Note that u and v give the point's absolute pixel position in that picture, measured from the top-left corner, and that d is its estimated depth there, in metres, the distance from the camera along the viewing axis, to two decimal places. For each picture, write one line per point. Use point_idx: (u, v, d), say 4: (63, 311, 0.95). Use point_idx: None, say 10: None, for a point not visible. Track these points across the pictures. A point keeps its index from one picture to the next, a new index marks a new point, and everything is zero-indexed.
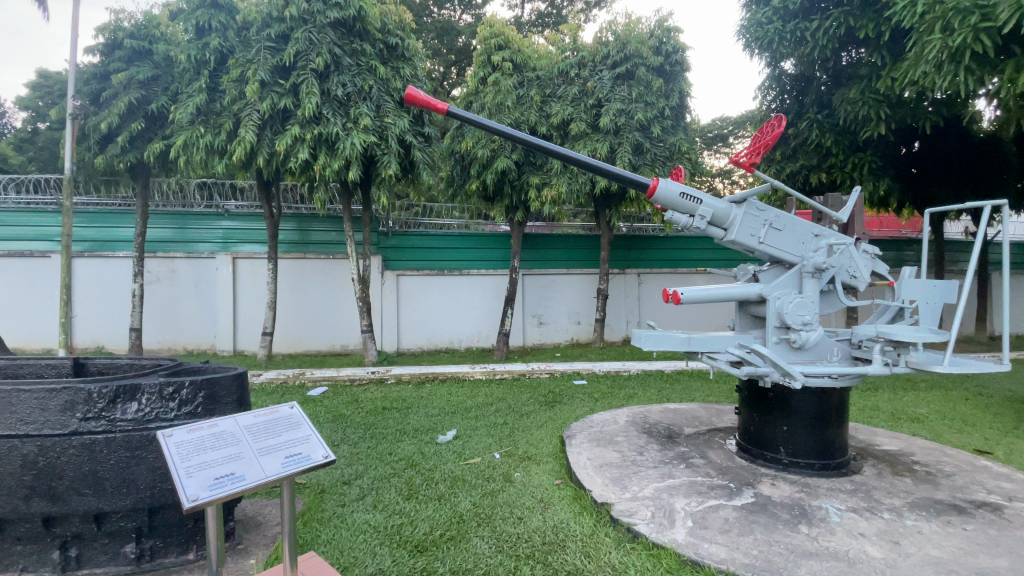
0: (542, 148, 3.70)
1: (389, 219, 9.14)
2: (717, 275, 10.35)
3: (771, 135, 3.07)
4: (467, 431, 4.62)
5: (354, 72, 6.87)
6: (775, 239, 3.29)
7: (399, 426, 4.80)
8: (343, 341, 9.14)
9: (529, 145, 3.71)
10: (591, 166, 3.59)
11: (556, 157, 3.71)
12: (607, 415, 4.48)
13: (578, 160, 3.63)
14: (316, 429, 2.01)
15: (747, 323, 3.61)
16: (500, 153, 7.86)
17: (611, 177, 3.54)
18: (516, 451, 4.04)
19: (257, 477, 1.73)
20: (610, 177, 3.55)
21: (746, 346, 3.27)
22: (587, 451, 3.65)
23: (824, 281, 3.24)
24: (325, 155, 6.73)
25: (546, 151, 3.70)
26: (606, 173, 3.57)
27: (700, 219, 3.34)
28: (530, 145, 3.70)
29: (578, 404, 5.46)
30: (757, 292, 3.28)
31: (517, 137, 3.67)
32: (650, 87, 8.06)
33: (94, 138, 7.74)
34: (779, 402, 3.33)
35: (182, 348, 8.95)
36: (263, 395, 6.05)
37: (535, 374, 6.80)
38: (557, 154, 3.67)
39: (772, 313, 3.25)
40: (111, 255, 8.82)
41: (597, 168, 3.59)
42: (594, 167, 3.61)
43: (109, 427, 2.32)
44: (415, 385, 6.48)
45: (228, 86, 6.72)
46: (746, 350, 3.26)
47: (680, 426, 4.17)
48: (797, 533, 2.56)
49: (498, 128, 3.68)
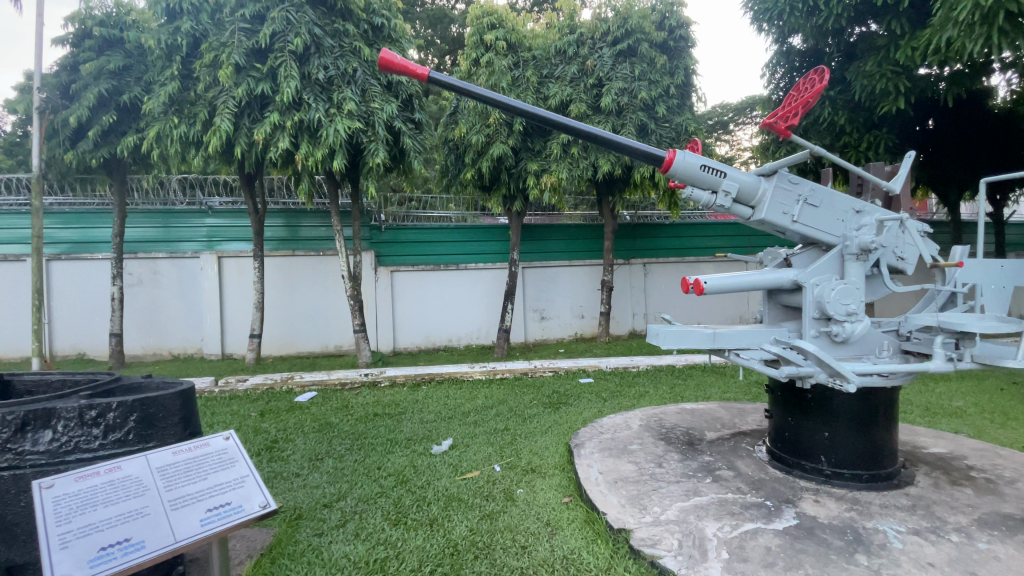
0: (535, 116, 3.17)
1: (381, 212, 8.71)
2: (726, 263, 9.90)
3: (814, 90, 2.43)
4: (464, 439, 4.19)
5: (336, 54, 6.40)
6: (810, 216, 2.87)
7: (391, 435, 4.38)
8: (335, 341, 8.72)
9: (519, 112, 3.19)
10: (588, 133, 3.04)
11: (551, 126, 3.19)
12: (619, 418, 4.05)
13: (570, 126, 3.11)
14: (249, 471, 1.97)
15: (779, 315, 3.15)
16: (495, 139, 7.41)
17: (612, 146, 3.00)
18: (518, 463, 3.62)
19: (158, 545, 1.65)
20: (609, 145, 3.02)
21: (783, 342, 2.81)
22: (598, 463, 3.22)
23: (870, 264, 2.78)
24: (308, 144, 6.26)
25: (538, 118, 3.19)
26: (603, 142, 3.04)
27: (724, 196, 2.88)
28: (520, 113, 3.17)
29: (585, 405, 5.02)
30: (790, 277, 2.87)
31: (508, 104, 3.15)
32: (653, 65, 7.59)
33: (66, 133, 7.31)
34: (818, 405, 2.90)
35: (169, 352, 8.55)
36: (245, 403, 5.63)
37: (539, 372, 6.36)
38: (550, 122, 3.16)
39: (809, 302, 2.79)
40: (89, 257, 8.44)
41: (594, 137, 3.05)
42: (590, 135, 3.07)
43: (16, 461, 1.91)
44: (411, 388, 6.05)
45: (201, 72, 6.25)
46: (783, 347, 2.80)
47: (700, 430, 3.74)
48: (856, 566, 2.13)
49: (487, 95, 3.17)
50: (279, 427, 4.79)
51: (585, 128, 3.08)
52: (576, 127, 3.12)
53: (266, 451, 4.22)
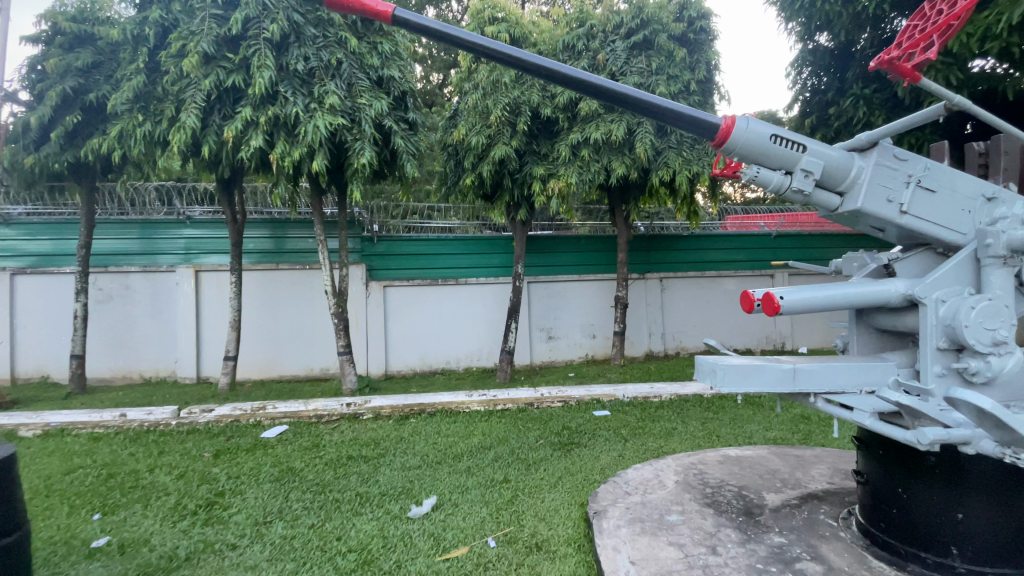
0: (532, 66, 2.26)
1: (374, 222, 7.99)
2: (751, 278, 9.06)
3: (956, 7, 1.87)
4: (452, 496, 3.33)
5: (319, 45, 5.72)
6: (925, 204, 2.08)
7: (361, 489, 3.54)
8: (321, 364, 7.91)
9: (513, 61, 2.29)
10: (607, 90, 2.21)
11: (556, 81, 2.28)
12: (650, 472, 3.20)
13: (582, 80, 2.21)
14: None
15: (873, 343, 2.35)
16: (497, 140, 6.66)
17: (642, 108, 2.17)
18: (519, 535, 2.75)
19: None
20: (637, 108, 2.19)
21: (906, 384, 2.06)
22: (629, 545, 2.37)
23: (1014, 272, 1.98)
24: (284, 142, 5.56)
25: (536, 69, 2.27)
26: (628, 102, 2.19)
27: (802, 176, 2.09)
28: (513, 62, 2.25)
29: (603, 447, 4.15)
30: (898, 288, 2.08)
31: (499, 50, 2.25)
32: (672, 58, 6.82)
33: (28, 136, 6.67)
34: (948, 474, 2.05)
35: (139, 376, 7.77)
36: (203, 440, 4.82)
37: (546, 402, 5.50)
38: (555, 75, 2.24)
39: (934, 327, 1.98)
40: (57, 271, 7.75)
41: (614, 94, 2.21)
42: (609, 92, 2.22)
43: None
44: (397, 422, 5.22)
45: (167, 63, 5.54)
46: (904, 390, 2.04)
47: (757, 491, 2.89)
48: None
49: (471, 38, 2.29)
50: (230, 473, 3.95)
51: (604, 83, 2.20)
52: (588, 81, 2.23)
53: (204, 509, 3.39)
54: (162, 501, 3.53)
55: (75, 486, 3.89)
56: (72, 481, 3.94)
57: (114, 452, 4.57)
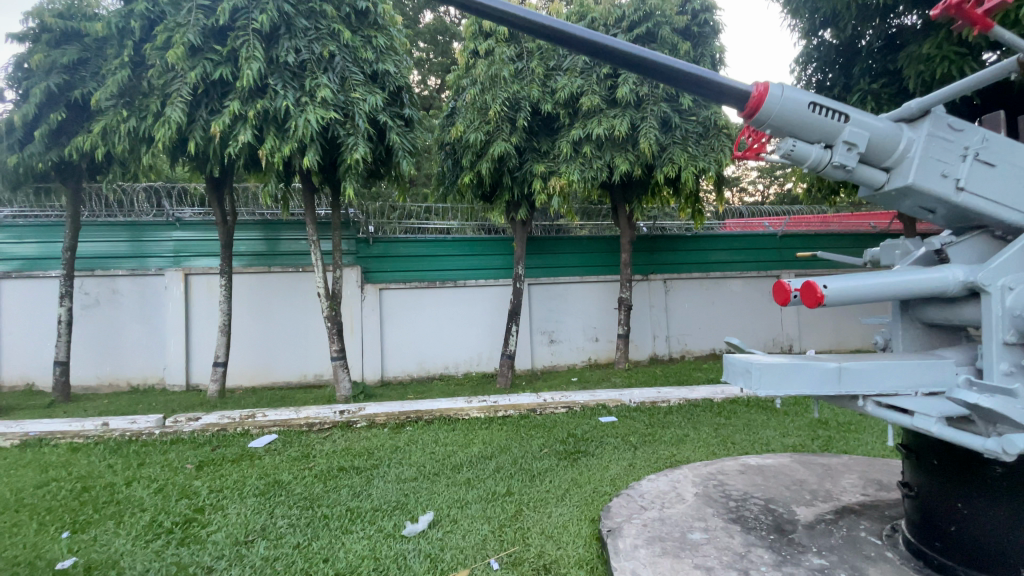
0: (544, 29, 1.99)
1: (370, 223, 7.75)
2: (757, 279, 8.82)
3: None
4: (451, 512, 3.05)
5: (311, 37, 5.49)
6: (983, 179, 1.88)
7: (352, 504, 3.26)
8: (315, 370, 7.64)
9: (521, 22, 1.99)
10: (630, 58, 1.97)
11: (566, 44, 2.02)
12: (666, 484, 2.95)
13: (597, 43, 1.97)
14: None
15: (919, 340, 2.15)
16: (496, 137, 6.43)
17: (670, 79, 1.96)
18: (526, 556, 2.49)
19: None
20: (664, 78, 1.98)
21: (979, 383, 1.83)
22: (650, 568, 2.13)
23: None
24: (274, 138, 5.32)
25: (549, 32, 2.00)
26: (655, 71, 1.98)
27: (844, 149, 1.88)
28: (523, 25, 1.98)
29: (612, 456, 3.88)
30: (954, 276, 1.87)
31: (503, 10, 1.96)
32: (676, 51, 6.60)
33: (9, 134, 6.41)
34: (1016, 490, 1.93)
35: (126, 383, 7.48)
36: (186, 451, 4.53)
37: (549, 408, 5.23)
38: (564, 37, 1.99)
39: (999, 318, 1.79)
40: (40, 275, 7.47)
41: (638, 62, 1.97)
42: (626, 56, 1.98)
43: None
44: (392, 431, 4.94)
45: (151, 55, 5.30)
46: (979, 389, 1.82)
47: (785, 504, 2.65)
48: None
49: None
50: (212, 487, 3.66)
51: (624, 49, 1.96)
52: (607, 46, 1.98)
53: (181, 527, 3.10)
54: (136, 518, 3.24)
55: (44, 501, 3.58)
56: (41, 496, 3.64)
57: (90, 463, 4.27)
